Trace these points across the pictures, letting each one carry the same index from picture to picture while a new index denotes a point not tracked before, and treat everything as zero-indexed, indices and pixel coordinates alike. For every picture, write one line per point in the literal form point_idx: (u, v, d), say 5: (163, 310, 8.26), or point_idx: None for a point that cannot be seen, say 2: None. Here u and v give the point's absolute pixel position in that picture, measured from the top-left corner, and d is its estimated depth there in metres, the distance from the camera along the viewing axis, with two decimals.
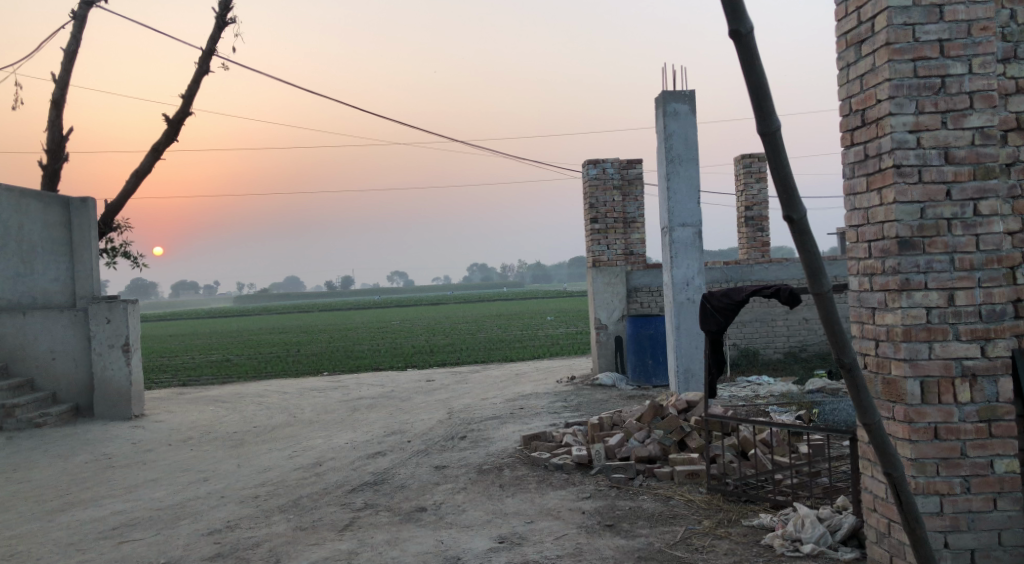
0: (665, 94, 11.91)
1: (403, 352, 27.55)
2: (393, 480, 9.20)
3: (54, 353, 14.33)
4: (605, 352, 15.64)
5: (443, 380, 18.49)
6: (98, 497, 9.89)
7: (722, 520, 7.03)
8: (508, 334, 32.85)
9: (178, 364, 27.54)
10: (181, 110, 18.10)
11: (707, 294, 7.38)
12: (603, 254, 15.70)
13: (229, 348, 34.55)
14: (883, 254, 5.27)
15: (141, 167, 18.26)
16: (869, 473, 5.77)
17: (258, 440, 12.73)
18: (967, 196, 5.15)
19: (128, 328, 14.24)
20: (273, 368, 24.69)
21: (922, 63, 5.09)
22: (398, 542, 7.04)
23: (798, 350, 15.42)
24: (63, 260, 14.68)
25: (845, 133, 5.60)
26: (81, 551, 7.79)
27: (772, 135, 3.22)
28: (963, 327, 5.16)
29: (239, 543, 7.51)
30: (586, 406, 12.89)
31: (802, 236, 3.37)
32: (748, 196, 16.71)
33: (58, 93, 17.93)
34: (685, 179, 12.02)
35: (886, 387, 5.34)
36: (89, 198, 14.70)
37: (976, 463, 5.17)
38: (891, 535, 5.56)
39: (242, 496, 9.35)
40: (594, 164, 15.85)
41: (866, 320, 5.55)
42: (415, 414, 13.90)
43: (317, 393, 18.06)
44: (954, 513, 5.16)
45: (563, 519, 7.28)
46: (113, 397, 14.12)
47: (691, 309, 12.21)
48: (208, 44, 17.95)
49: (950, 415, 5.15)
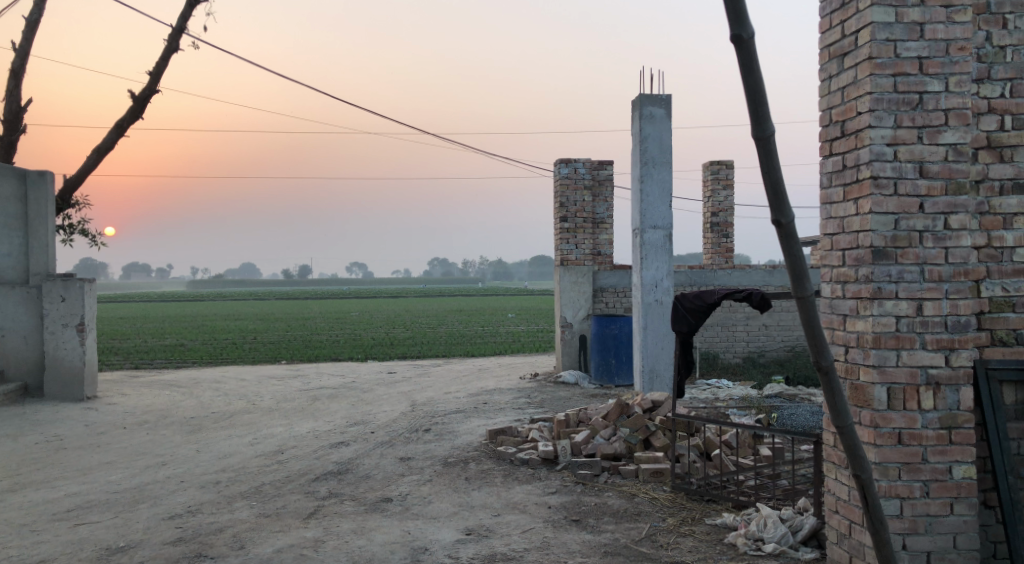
0: (642, 96, 12.03)
1: (363, 343, 27.41)
2: (357, 470, 9.20)
3: (6, 331, 14.04)
4: (568, 351, 15.79)
5: (405, 373, 18.48)
6: (51, 478, 9.72)
7: (685, 518, 7.16)
8: (470, 330, 32.73)
9: (131, 347, 27.04)
10: (147, 88, 17.84)
11: (680, 295, 7.45)
12: (571, 253, 15.79)
13: (183, 332, 34.03)
14: (857, 263, 5.42)
15: (103, 143, 17.97)
16: (833, 475, 5.91)
17: (216, 426, 12.61)
18: (939, 210, 5.32)
19: (83, 308, 14.03)
20: (230, 355, 24.40)
21: (902, 79, 5.24)
22: (364, 531, 7.05)
23: (757, 355, 15.68)
24: (17, 233, 14.33)
25: (824, 143, 5.73)
26: (36, 532, 7.66)
27: (765, 139, 3.31)
28: (930, 337, 5.32)
29: (201, 528, 7.46)
30: (550, 403, 12.99)
31: (788, 240, 3.46)
32: (714, 202, 16.95)
33: (17, 63, 17.55)
34: (658, 182, 12.15)
35: (854, 392, 5.48)
36: (47, 171, 14.37)
37: (935, 469, 5.34)
38: (851, 536, 5.71)
39: (202, 481, 9.28)
40: (565, 162, 15.86)
41: (837, 326, 5.68)
42: (377, 405, 13.87)
43: (277, 381, 17.92)
44: (914, 516, 5.32)
45: (529, 513, 7.34)
46: (65, 377, 13.88)
47: (659, 311, 12.36)
48: (178, 22, 17.73)
49: (913, 422, 5.32)
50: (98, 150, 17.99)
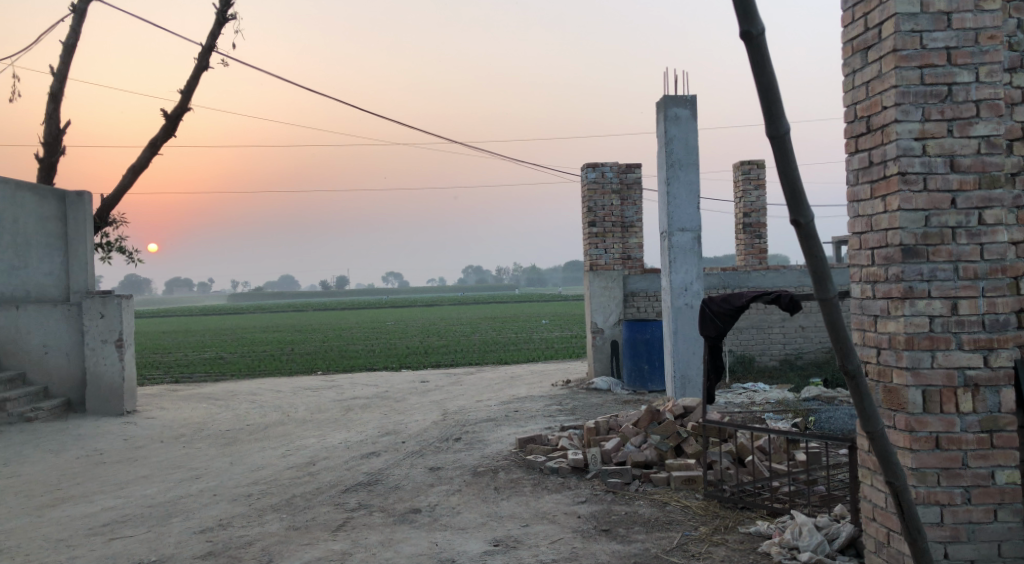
0: (666, 98, 11.89)
1: (398, 353, 27.46)
2: (387, 481, 9.15)
3: (47, 348, 14.23)
4: (600, 357, 15.65)
5: (438, 381, 18.46)
6: (88, 493, 9.81)
7: (718, 526, 7.01)
8: (503, 337, 32.64)
9: (172, 361, 27.40)
10: (179, 105, 18.08)
11: (707, 299, 7.30)
12: (600, 258, 15.66)
13: (222, 345, 34.44)
14: (886, 262, 5.24)
15: (139, 162, 18.24)
16: (869, 482, 5.73)
17: (250, 439, 12.67)
18: (972, 204, 5.13)
19: (122, 324, 14.16)
20: (267, 367, 24.61)
21: (929, 71, 5.07)
22: (392, 543, 6.99)
23: (793, 357, 15.41)
24: (58, 253, 14.60)
25: (850, 139, 5.57)
26: (71, 547, 7.72)
27: (781, 138, 3.19)
28: (966, 337, 5.13)
29: (231, 541, 7.46)
30: (582, 410, 12.86)
31: (809, 240, 3.33)
32: (746, 203, 16.69)
33: (56, 86, 17.89)
34: (685, 184, 11.99)
35: (887, 395, 5.30)
36: (86, 192, 14.64)
37: (977, 474, 5.14)
38: (890, 545, 5.53)
39: (234, 494, 9.30)
40: (593, 167, 15.74)
41: (868, 327, 5.50)
42: (409, 415, 13.84)
43: (311, 392, 17.99)
44: (955, 524, 5.13)
45: (558, 523, 7.24)
46: (105, 392, 14.04)
47: (689, 314, 12.18)
48: (208, 40, 17.96)
49: (952, 425, 5.13)
50: (133, 168, 18.26)
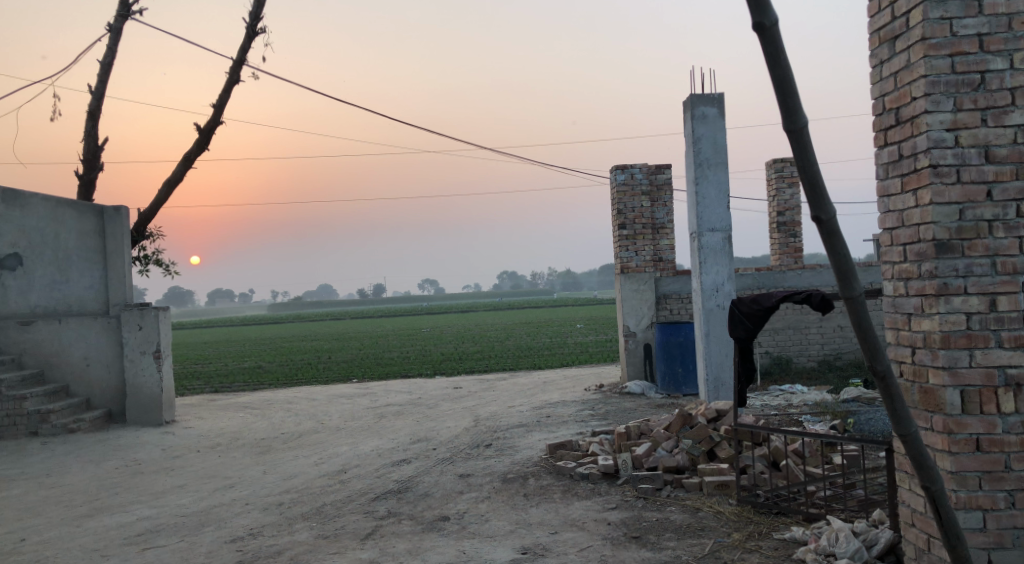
0: (694, 97, 11.72)
1: (432, 359, 27.47)
2: (417, 488, 9.09)
3: (88, 360, 14.37)
4: (633, 360, 15.46)
5: (471, 388, 18.39)
6: (125, 503, 9.89)
7: (751, 532, 6.84)
8: (538, 342, 32.52)
9: (210, 371, 27.69)
10: (211, 118, 18.28)
11: (736, 300, 7.13)
12: (631, 260, 15.51)
13: (260, 355, 34.74)
14: (919, 258, 5.06)
15: (173, 175, 18.47)
16: (907, 486, 5.54)
17: (284, 447, 12.71)
18: (1010, 196, 4.93)
19: (159, 335, 14.29)
20: (303, 375, 24.77)
21: (960, 59, 4.89)
22: (420, 551, 6.93)
23: (832, 358, 15.10)
24: (97, 268, 14.81)
25: (879, 132, 5.39)
26: (105, 557, 7.77)
27: (798, 132, 3.07)
28: (1006, 334, 4.93)
29: (261, 550, 7.45)
30: (615, 414, 12.71)
31: (831, 237, 3.19)
32: (780, 201, 16.41)
33: (93, 103, 18.18)
34: (714, 183, 11.81)
35: (923, 396, 5.11)
36: (123, 206, 14.85)
37: (1021, 477, 4.94)
38: (930, 551, 5.33)
39: (266, 503, 9.30)
40: (622, 169, 15.57)
41: (901, 326, 5.31)
42: (442, 421, 13.79)
43: (345, 400, 18.04)
44: (999, 529, 4.93)
45: (587, 530, 7.11)
46: (145, 403, 14.18)
47: (722, 316, 11.99)
48: (238, 54, 18.15)
49: (993, 427, 4.92)
50: (168, 182, 18.48)
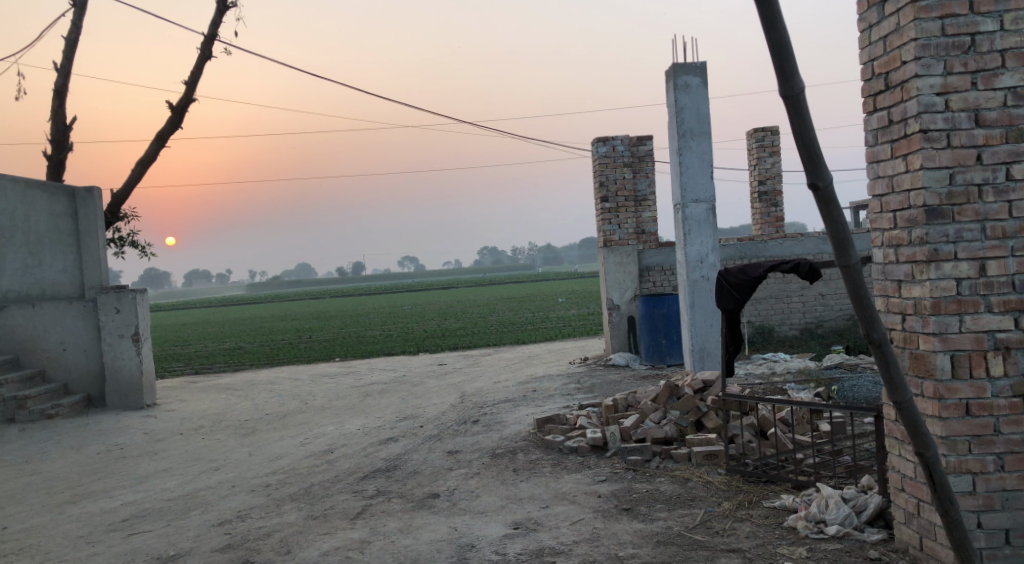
0: (676, 66, 11.63)
1: (415, 336, 27.36)
2: (405, 466, 9.06)
3: (65, 345, 14.18)
4: (617, 333, 15.47)
5: (455, 364, 18.35)
6: (108, 488, 9.79)
7: (741, 501, 6.86)
8: (520, 317, 32.49)
9: (191, 353, 27.47)
10: (184, 96, 17.97)
11: (724, 271, 7.10)
12: (614, 233, 15.44)
13: (240, 336, 34.47)
14: (910, 224, 5.04)
15: (146, 155, 18.18)
16: (897, 452, 5.56)
17: (269, 428, 12.62)
18: (999, 160, 4.91)
19: (137, 318, 14.10)
20: (285, 355, 24.61)
21: (950, 21, 4.84)
22: (411, 530, 6.90)
23: (814, 326, 15.18)
24: (70, 251, 14.56)
25: (868, 98, 5.35)
26: (90, 544, 7.68)
27: (795, 97, 3.01)
28: (995, 299, 4.93)
29: (249, 533, 7.39)
30: (600, 387, 12.73)
31: (827, 205, 3.14)
32: (761, 170, 16.40)
33: (60, 82, 17.80)
34: (697, 154, 11.76)
35: (914, 362, 5.11)
36: (95, 187, 14.54)
37: (1010, 441, 4.96)
38: (920, 516, 5.37)
39: (253, 485, 9.23)
40: (603, 141, 15.45)
41: (891, 293, 5.30)
42: (427, 398, 13.74)
43: (329, 379, 17.94)
44: (988, 492, 4.96)
45: (578, 503, 7.11)
46: (125, 386, 14.01)
47: (706, 287, 11.99)
48: (210, 29, 17.81)
49: (982, 391, 4.94)
50: (141, 161, 18.19)
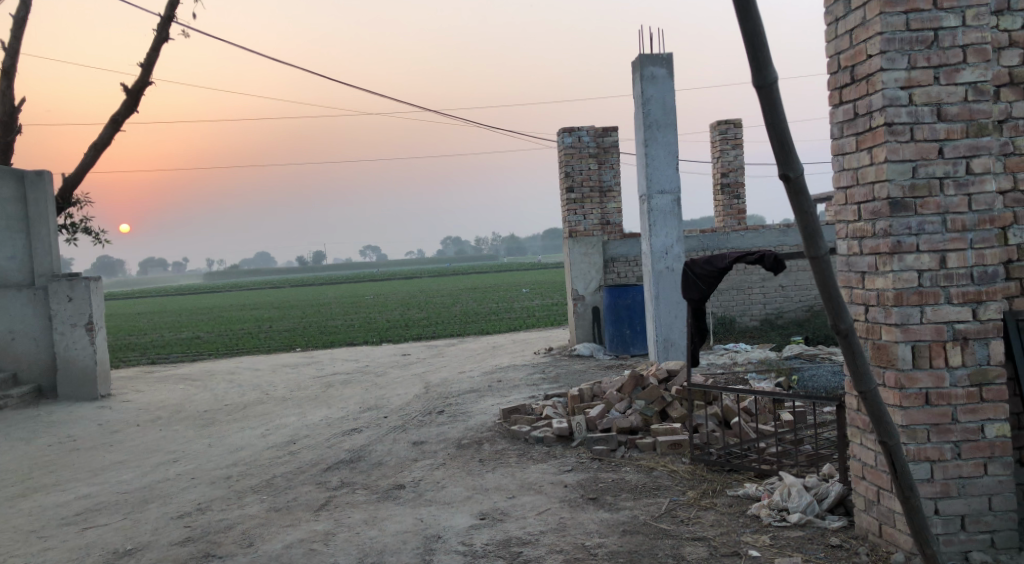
0: (642, 57, 11.66)
1: (378, 326, 27.22)
2: (370, 457, 9.00)
3: (15, 334, 13.87)
4: (582, 323, 15.53)
5: (419, 354, 18.28)
6: (62, 481, 9.60)
7: (705, 490, 6.93)
8: (483, 307, 32.46)
9: (149, 343, 27.03)
10: (141, 79, 17.61)
11: (690, 261, 7.14)
12: (579, 224, 15.46)
13: (199, 325, 33.94)
14: (874, 216, 5.11)
15: (100, 139, 17.80)
16: (858, 441, 5.65)
17: (229, 419, 12.46)
18: (960, 154, 5.00)
19: (91, 306, 13.86)
20: (246, 345, 24.31)
21: (914, 16, 4.90)
22: (376, 521, 6.86)
23: (774, 317, 15.37)
24: (19, 235, 14.07)
25: (834, 91, 5.40)
26: (43, 538, 7.52)
27: (768, 87, 3.02)
28: (954, 290, 5.02)
29: (210, 526, 7.29)
30: (565, 377, 12.77)
31: (798, 196, 3.16)
32: (724, 162, 16.53)
33: (9, 63, 17.34)
34: (663, 145, 11.81)
35: (876, 352, 5.19)
36: (44, 170, 14.08)
37: (966, 429, 5.06)
38: (880, 503, 5.46)
39: (213, 476, 9.11)
40: (568, 131, 15.47)
41: (855, 284, 5.38)
42: (391, 389, 13.67)
43: (290, 369, 17.75)
44: (945, 479, 5.06)
45: (544, 493, 7.13)
46: (78, 377, 13.74)
47: (671, 277, 12.08)
48: (167, 11, 17.45)
49: (941, 380, 5.03)
50: (95, 146, 17.80)
